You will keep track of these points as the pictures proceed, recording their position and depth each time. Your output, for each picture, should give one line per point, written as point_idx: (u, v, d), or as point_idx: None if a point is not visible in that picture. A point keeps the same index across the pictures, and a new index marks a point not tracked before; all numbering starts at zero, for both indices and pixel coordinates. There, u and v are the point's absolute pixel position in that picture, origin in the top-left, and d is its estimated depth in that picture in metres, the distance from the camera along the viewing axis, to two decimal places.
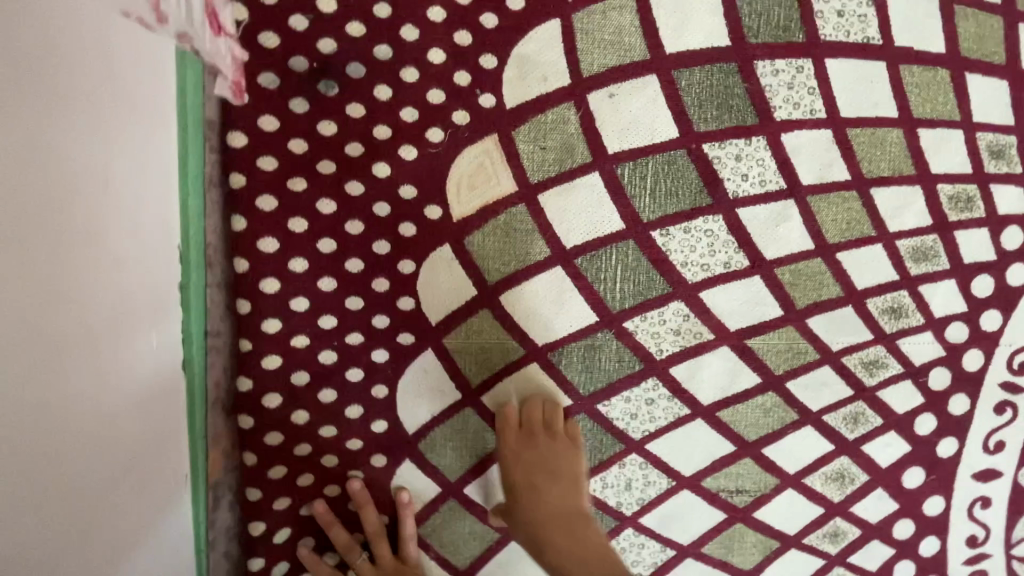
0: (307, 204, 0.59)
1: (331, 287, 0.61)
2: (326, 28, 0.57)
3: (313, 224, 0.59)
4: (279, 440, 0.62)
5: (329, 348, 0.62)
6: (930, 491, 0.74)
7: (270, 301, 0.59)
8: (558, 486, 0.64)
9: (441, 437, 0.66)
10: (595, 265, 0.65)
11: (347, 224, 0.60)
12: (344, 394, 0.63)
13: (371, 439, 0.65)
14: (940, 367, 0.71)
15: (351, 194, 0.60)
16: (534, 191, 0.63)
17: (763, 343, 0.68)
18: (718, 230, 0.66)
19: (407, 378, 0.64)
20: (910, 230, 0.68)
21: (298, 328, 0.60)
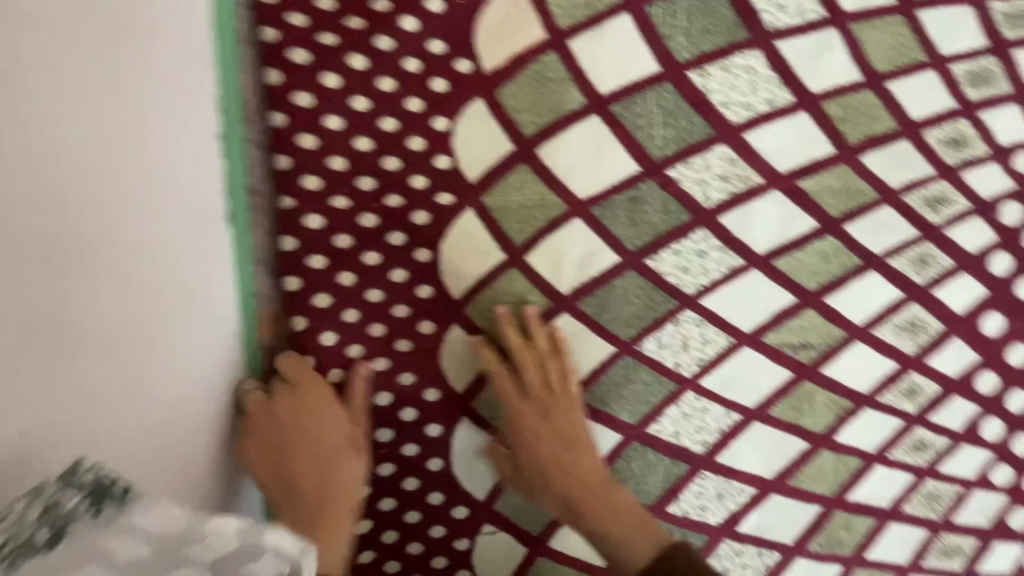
0: (338, 60, 0.59)
1: (368, 147, 0.61)
2: None
3: (345, 81, 0.59)
4: (326, 303, 0.64)
5: (369, 210, 0.62)
6: (1014, 339, 0.69)
7: (311, 157, 0.60)
8: (578, 469, 0.66)
9: (490, 300, 0.66)
10: (632, 112, 0.63)
11: (379, 81, 0.60)
12: (389, 257, 0.64)
13: (415, 303, 0.65)
14: (1012, 200, 0.67)
15: (381, 50, 0.59)
16: (563, 40, 0.61)
17: (816, 184, 0.65)
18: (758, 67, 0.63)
19: (450, 240, 0.64)
20: (966, 54, 0.64)
21: (338, 188, 0.62)
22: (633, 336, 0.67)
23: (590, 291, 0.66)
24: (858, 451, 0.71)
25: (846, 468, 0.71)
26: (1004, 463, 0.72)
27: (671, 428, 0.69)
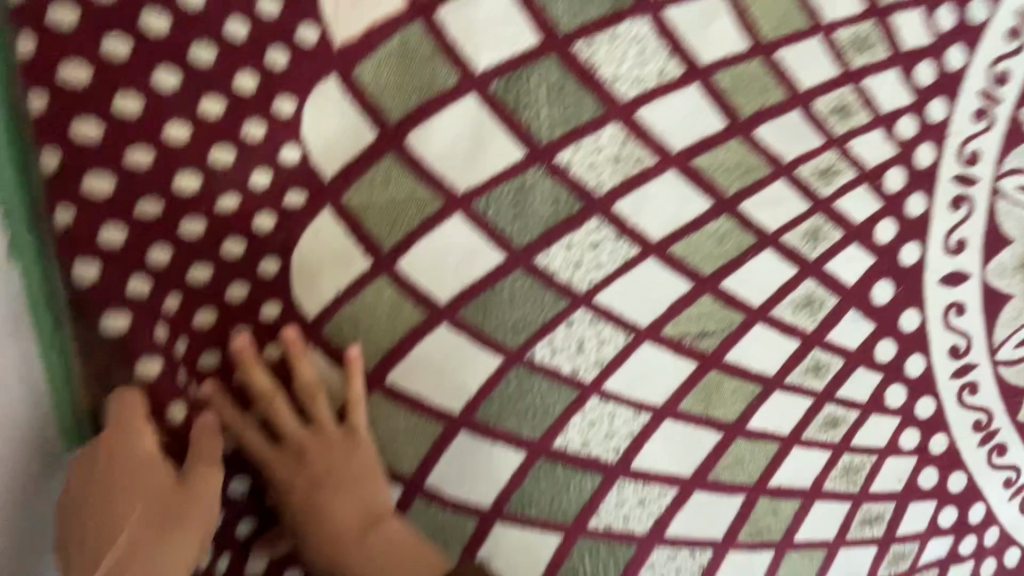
0: (127, 18, 0.45)
1: (184, 134, 0.48)
2: None
3: (140, 47, 0.45)
4: (126, 325, 0.48)
5: (196, 216, 0.50)
6: (903, 305, 0.70)
7: (97, 152, 0.45)
8: (350, 519, 0.56)
9: (352, 318, 0.57)
10: (515, 89, 0.56)
11: (192, 46, 0.47)
12: (226, 273, 0.52)
13: (256, 326, 0.55)
14: (896, 168, 0.67)
15: (189, 8, 0.46)
16: (431, 6, 0.53)
17: (711, 161, 0.62)
18: (647, 36, 0.58)
19: (302, 249, 0.54)
20: (846, 19, 0.63)
21: (146, 189, 0.47)
22: (521, 344, 0.61)
23: (471, 299, 0.59)
24: (772, 435, 0.69)
25: (763, 454, 0.69)
26: (910, 427, 0.73)
27: (579, 439, 0.64)
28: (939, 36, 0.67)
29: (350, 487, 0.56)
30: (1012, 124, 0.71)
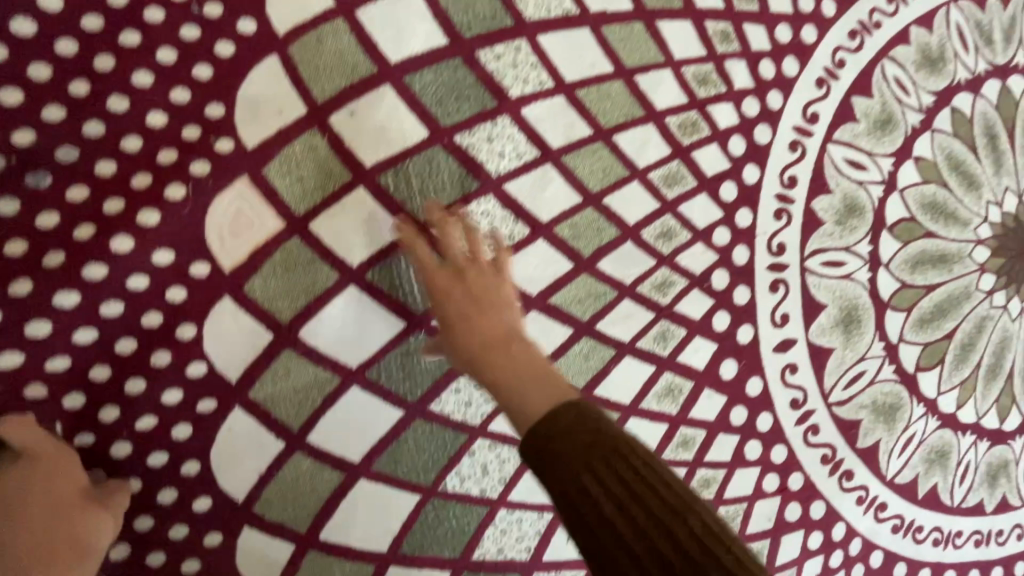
0: (43, 302, 0.55)
1: (106, 375, 0.58)
2: (13, 121, 0.54)
3: (56, 321, 0.55)
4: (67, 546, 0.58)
5: (123, 439, 0.59)
6: (747, 375, 0.85)
7: (38, 410, 0.56)
8: (490, 347, 0.59)
9: (275, 493, 0.65)
10: (388, 274, 0.67)
11: (102, 306, 0.57)
12: (155, 479, 0.61)
13: (194, 517, 0.63)
14: (718, 269, 0.83)
15: (92, 278, 0.56)
16: (304, 222, 0.64)
17: (566, 297, 0.75)
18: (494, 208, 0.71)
19: (219, 446, 0.62)
20: (656, 163, 0.79)
21: (80, 425, 0.58)
22: (433, 479, 0.71)
23: (379, 453, 0.68)
24: None
25: None
26: (771, 472, 0.87)
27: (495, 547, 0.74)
28: (734, 160, 0.83)
29: (523, 343, 0.60)
30: (806, 215, 0.89)
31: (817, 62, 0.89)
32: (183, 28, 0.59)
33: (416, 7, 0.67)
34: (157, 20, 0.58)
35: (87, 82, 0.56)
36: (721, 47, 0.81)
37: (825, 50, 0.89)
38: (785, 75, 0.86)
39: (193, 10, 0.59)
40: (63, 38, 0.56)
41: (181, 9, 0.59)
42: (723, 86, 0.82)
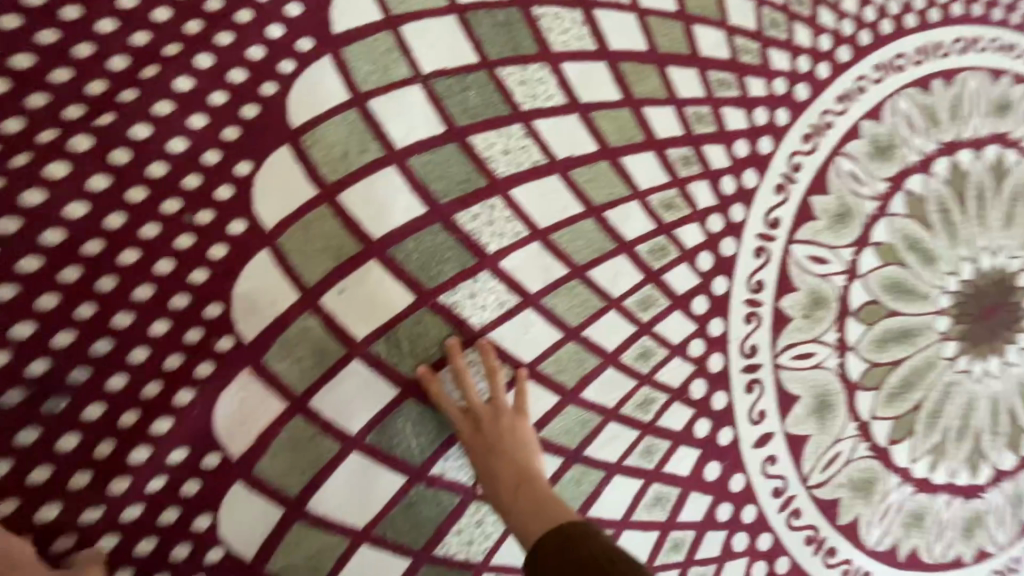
0: (68, 521, 0.60)
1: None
2: (27, 353, 0.59)
3: (82, 535, 0.61)
4: None
5: None
6: (730, 473, 0.91)
7: None
8: (506, 473, 0.68)
9: None
10: (387, 435, 0.72)
11: (122, 514, 0.62)
12: None
13: None
14: (696, 379, 0.88)
15: (112, 492, 0.61)
16: (304, 400, 0.68)
17: (555, 429, 0.80)
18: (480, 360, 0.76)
19: None
20: (630, 290, 0.84)
21: None
22: None
23: None
24: None
25: None
26: (757, 559, 0.95)
27: None
28: (703, 275, 0.89)
29: (533, 474, 0.69)
30: (775, 315, 0.94)
31: (775, 169, 0.94)
32: (178, 238, 0.63)
33: (395, 183, 0.71)
34: (152, 234, 0.62)
35: (92, 303, 0.61)
36: (683, 171, 0.87)
37: (782, 157, 0.95)
38: (746, 187, 0.92)
39: (185, 218, 0.63)
40: (67, 266, 0.60)
41: (175, 221, 0.63)
42: (688, 207, 0.87)
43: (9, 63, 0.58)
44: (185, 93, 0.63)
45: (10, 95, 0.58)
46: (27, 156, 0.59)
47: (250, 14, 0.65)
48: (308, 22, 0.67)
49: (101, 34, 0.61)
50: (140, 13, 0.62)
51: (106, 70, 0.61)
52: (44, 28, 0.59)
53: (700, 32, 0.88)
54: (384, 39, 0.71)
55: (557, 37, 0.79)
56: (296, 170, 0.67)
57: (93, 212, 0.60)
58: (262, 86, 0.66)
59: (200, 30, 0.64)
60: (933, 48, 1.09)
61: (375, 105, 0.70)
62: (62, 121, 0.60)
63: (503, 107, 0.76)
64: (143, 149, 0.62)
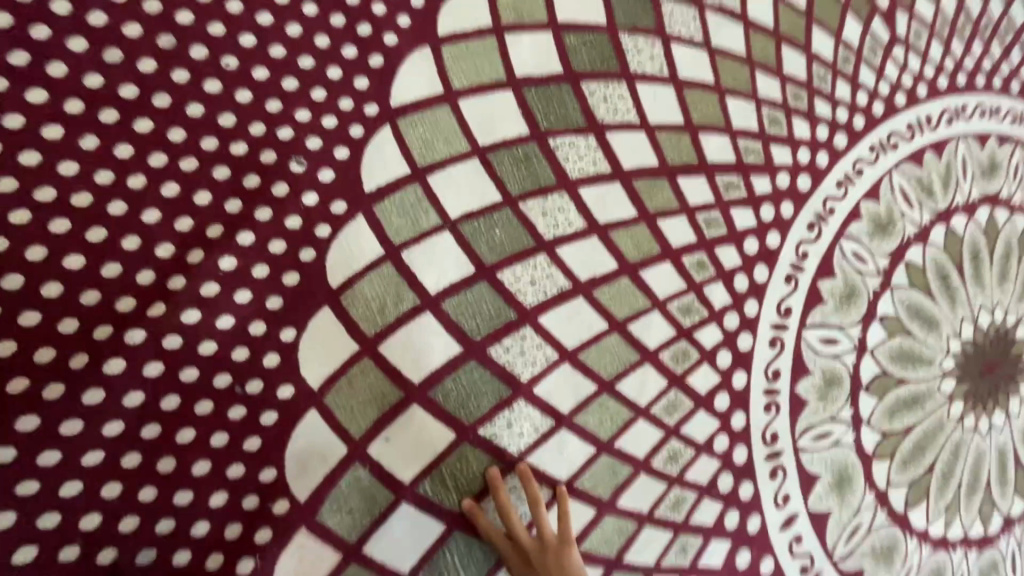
0: None
1: None
2: (95, 544, 0.61)
3: None
4: None
5: None
6: (760, 558, 0.92)
7: None
8: None
9: None
10: (436, 569, 0.75)
11: None
12: None
13: None
14: (723, 473, 0.90)
15: None
16: (357, 548, 0.71)
17: (593, 541, 0.82)
18: (520, 484, 0.79)
19: None
20: (655, 397, 0.88)
21: None
22: None
23: None
24: None
25: None
26: None
27: None
28: (723, 372, 0.92)
29: None
30: (792, 400, 0.96)
31: (783, 260, 0.99)
32: (231, 411, 0.65)
33: (431, 327, 0.74)
34: (206, 412, 0.64)
35: (154, 486, 0.63)
36: (698, 276, 0.92)
37: (789, 248, 0.99)
38: (757, 282, 0.96)
39: (236, 390, 0.65)
40: (128, 454, 0.62)
41: (227, 395, 0.65)
42: (705, 310, 0.92)
43: (60, 265, 0.59)
44: (229, 270, 0.65)
45: (63, 297, 0.59)
46: (83, 354, 0.60)
47: (285, 185, 0.68)
48: (340, 185, 0.70)
49: (146, 225, 0.62)
50: (182, 198, 0.64)
51: (152, 259, 0.62)
52: (93, 225, 0.60)
53: (706, 140, 0.92)
54: (413, 191, 0.74)
55: (573, 164, 0.83)
56: (338, 330, 0.70)
57: (149, 399, 0.62)
58: (301, 253, 0.68)
59: (239, 208, 0.66)
60: (923, 123, 1.13)
61: (408, 256, 0.73)
62: (115, 315, 0.61)
63: (528, 239, 0.80)
64: (193, 330, 0.64)
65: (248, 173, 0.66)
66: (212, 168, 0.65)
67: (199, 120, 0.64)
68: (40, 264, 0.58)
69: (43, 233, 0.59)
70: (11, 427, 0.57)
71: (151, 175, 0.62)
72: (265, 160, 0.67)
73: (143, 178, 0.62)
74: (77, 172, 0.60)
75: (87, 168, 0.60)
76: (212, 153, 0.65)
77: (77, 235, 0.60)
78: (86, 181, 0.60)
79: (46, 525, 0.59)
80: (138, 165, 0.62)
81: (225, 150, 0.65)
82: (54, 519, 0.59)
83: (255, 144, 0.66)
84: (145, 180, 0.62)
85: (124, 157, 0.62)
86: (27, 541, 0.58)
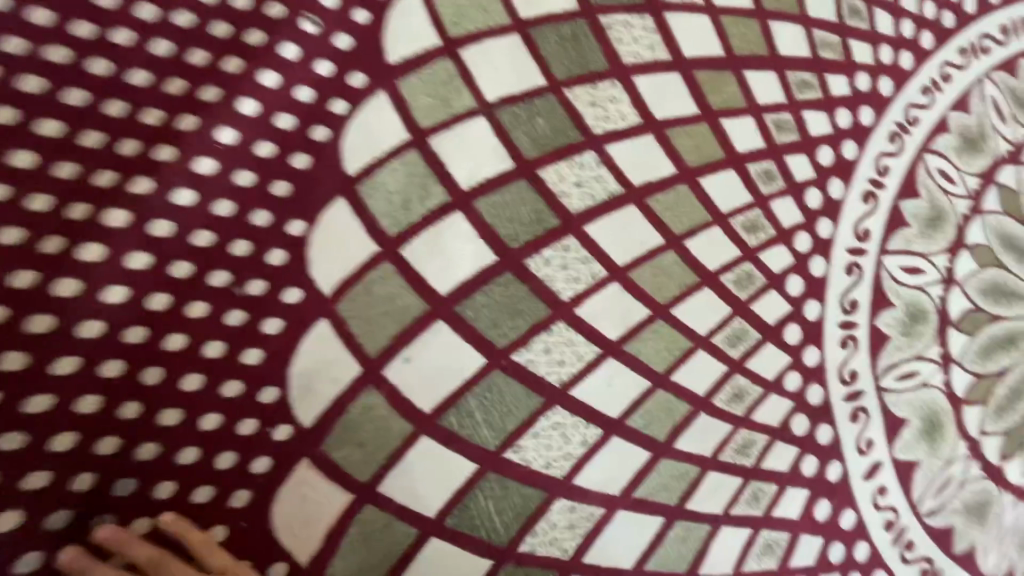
0: None
1: None
2: (67, 470, 0.52)
3: None
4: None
5: None
6: (840, 511, 0.81)
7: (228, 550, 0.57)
8: None
9: None
10: (467, 515, 0.63)
11: None
12: None
13: None
14: (797, 415, 0.78)
15: None
16: (371, 488, 0.60)
17: (649, 487, 0.70)
18: (488, 414, 0.64)
19: None
20: (717, 326, 0.75)
21: None
22: None
23: None
24: None
25: None
26: None
27: None
28: (794, 300, 0.79)
29: None
30: (872, 335, 0.84)
31: (862, 174, 0.85)
32: (229, 315, 0.57)
33: (461, 231, 0.64)
34: (200, 314, 0.56)
35: (138, 400, 0.54)
36: (766, 188, 0.79)
37: (868, 161, 0.86)
38: (832, 199, 0.83)
39: (235, 291, 0.57)
40: (107, 361, 0.53)
41: (224, 294, 0.56)
42: (772, 228, 0.79)
43: (31, 131, 0.50)
44: (229, 145, 0.56)
45: (36, 168, 0.51)
46: (58, 238, 0.51)
47: (295, 47, 0.58)
48: (358, 55, 0.60)
49: (131, 88, 0.53)
50: (176, 60, 0.54)
51: (138, 128, 0.53)
52: (72, 87, 0.51)
53: (777, 28, 0.80)
54: (445, 67, 0.63)
55: (627, 47, 0.72)
56: (354, 226, 0.60)
57: (134, 295, 0.54)
58: (313, 131, 0.58)
59: (239, 68, 0.56)
60: (1021, 25, 0.98)
61: (436, 143, 0.63)
62: (95, 191, 0.52)
63: (576, 132, 0.69)
64: (187, 216, 0.55)
65: (251, 29, 0.56)
66: (211, 23, 0.55)
67: None
68: (6, 129, 0.50)
69: (13, 92, 0.50)
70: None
71: (139, 30, 0.53)
72: (273, 16, 0.57)
73: (131, 34, 0.53)
74: (53, 22, 0.51)
75: (63, 16, 0.51)
76: (209, 6, 0.55)
77: (53, 96, 0.51)
78: (63, 35, 0.51)
79: (6, 446, 0.50)
80: (124, 18, 0.53)
81: (225, 4, 0.55)
82: (19, 437, 0.50)
83: None
84: (133, 35, 0.53)
85: (107, 6, 0.52)
86: None
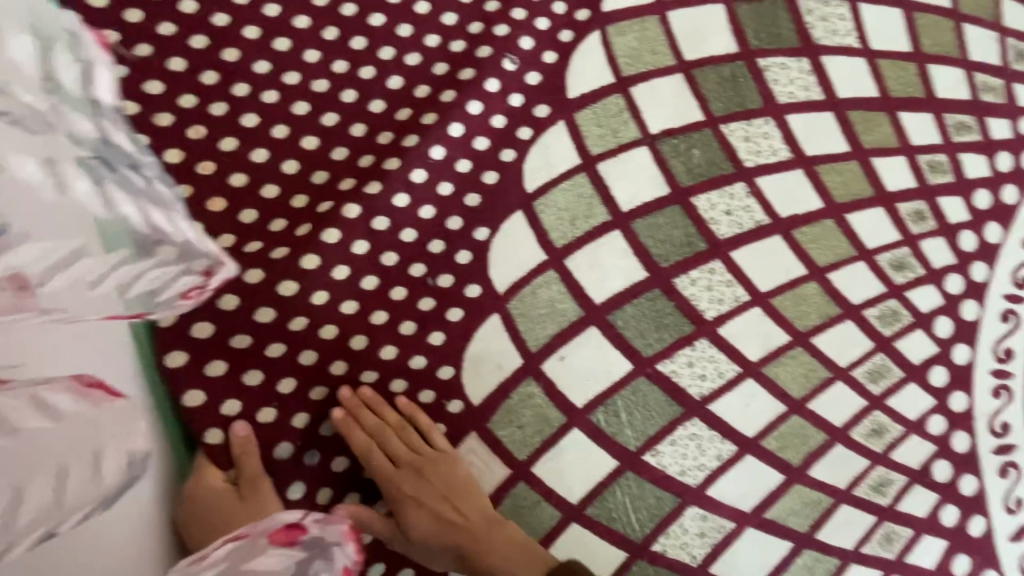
0: None
1: None
2: (290, 408, 0.62)
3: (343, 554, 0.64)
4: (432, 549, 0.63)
5: None
6: (982, 569, 0.77)
7: None
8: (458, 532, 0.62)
9: None
10: (606, 506, 0.69)
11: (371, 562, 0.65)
12: None
13: None
14: (939, 460, 0.76)
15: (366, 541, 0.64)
16: (526, 466, 0.67)
17: (780, 510, 0.72)
18: (631, 416, 0.70)
19: None
20: (859, 359, 0.75)
21: None
22: None
23: None
24: None
25: None
26: None
27: None
28: (942, 343, 0.77)
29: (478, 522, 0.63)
30: None
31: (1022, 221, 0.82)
32: (421, 301, 0.66)
33: (618, 247, 0.71)
34: (400, 296, 0.65)
35: (343, 359, 0.63)
36: (915, 228, 0.78)
37: None
38: (988, 242, 0.81)
39: (428, 281, 0.66)
40: (326, 325, 0.63)
41: (419, 282, 0.66)
42: (921, 268, 0.78)
43: (299, 144, 0.64)
44: (438, 159, 0.66)
45: (299, 174, 0.64)
46: (307, 225, 0.63)
47: (497, 82, 0.68)
48: (544, 89, 0.70)
49: (372, 113, 0.66)
50: (405, 91, 0.67)
51: (373, 144, 0.66)
52: (329, 111, 0.65)
53: (936, 71, 0.81)
54: (616, 101, 0.71)
55: (783, 87, 0.76)
56: (528, 235, 0.69)
57: (353, 275, 0.64)
58: (503, 153, 0.68)
59: (453, 97, 0.67)
60: None
61: (604, 168, 0.71)
62: (337, 192, 0.64)
63: (728, 164, 0.74)
64: (400, 215, 0.65)
65: (465, 67, 0.68)
66: (434, 63, 0.68)
67: (425, 18, 0.68)
68: (284, 142, 0.64)
69: (291, 115, 0.64)
70: (240, 278, 0.60)
71: (380, 68, 0.67)
72: (482, 54, 0.68)
73: (374, 69, 0.67)
74: (318, 60, 0.66)
75: (328, 57, 0.66)
76: (433, 49, 0.68)
77: (317, 119, 0.65)
78: (326, 70, 0.66)
79: (251, 382, 0.61)
80: (370, 58, 0.67)
81: (445, 47, 0.68)
82: (258, 376, 0.61)
83: (473, 40, 0.68)
84: (375, 72, 0.67)
85: (359, 49, 0.67)
86: (230, 397, 0.60)
